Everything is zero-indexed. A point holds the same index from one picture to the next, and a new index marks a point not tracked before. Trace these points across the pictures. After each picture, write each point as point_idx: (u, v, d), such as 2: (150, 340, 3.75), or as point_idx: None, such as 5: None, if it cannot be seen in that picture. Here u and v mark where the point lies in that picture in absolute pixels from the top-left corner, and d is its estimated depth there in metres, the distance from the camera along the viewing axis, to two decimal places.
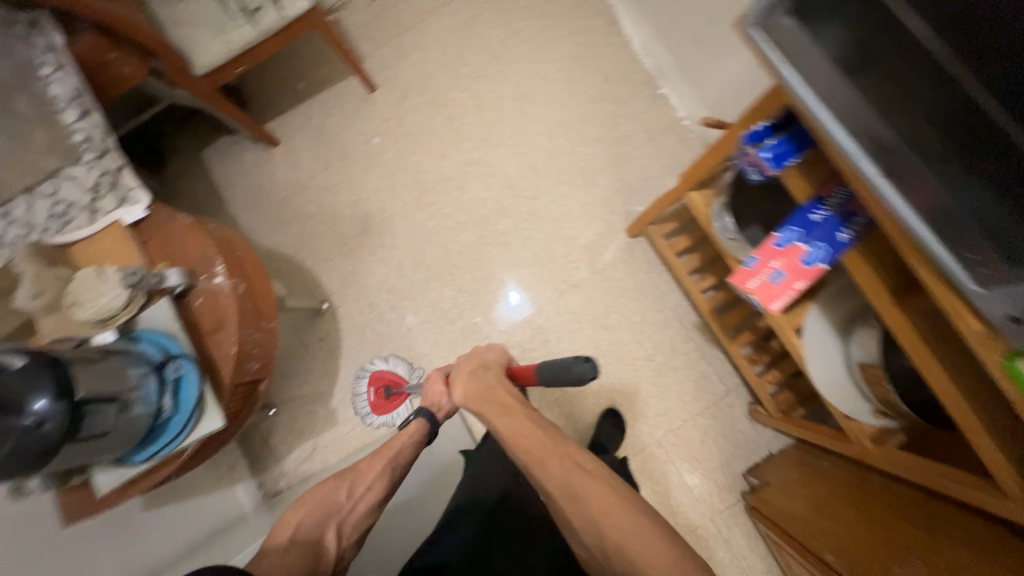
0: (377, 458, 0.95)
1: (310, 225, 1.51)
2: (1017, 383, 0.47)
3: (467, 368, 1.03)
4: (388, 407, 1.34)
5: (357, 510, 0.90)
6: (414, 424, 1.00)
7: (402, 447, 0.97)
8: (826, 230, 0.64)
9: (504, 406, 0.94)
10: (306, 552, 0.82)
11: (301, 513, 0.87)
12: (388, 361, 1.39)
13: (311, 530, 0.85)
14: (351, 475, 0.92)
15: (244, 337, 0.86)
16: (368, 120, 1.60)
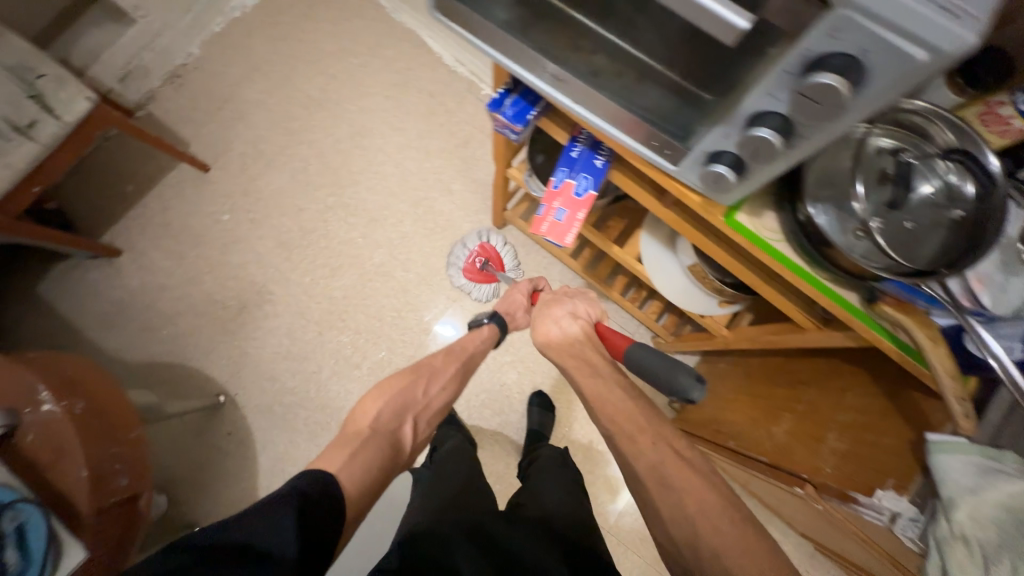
0: (453, 359, 0.90)
1: (183, 322, 1.45)
2: (738, 229, 0.59)
3: (564, 308, 0.86)
4: (481, 279, 1.42)
5: (430, 408, 0.85)
6: (487, 328, 0.97)
7: (474, 347, 0.94)
8: (585, 161, 0.71)
9: (592, 364, 0.78)
10: (384, 440, 0.74)
11: (382, 403, 0.79)
12: (503, 245, 1.45)
13: (391, 421, 0.78)
14: (427, 371, 0.86)
15: (96, 457, 0.81)
16: (211, 199, 1.54)
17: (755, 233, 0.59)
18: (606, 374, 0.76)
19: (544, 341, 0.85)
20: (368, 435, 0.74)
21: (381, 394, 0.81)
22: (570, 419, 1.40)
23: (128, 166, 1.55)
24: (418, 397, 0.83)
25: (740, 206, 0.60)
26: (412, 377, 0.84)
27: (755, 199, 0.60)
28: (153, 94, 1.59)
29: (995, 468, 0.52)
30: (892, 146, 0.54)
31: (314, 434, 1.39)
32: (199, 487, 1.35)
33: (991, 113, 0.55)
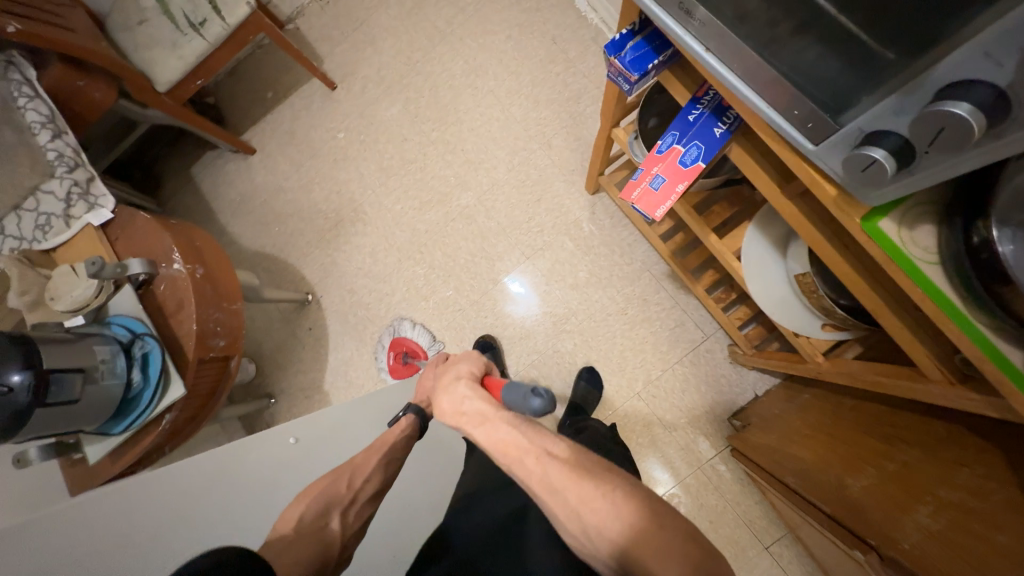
0: (370, 453, 0.76)
1: (291, 223, 1.62)
2: (876, 239, 0.48)
3: (451, 373, 0.73)
4: (405, 372, 1.43)
5: (359, 506, 0.71)
6: (404, 420, 0.81)
7: (393, 443, 0.78)
8: (701, 127, 0.62)
9: (481, 413, 0.65)
10: (307, 546, 0.63)
11: (304, 504, 0.68)
12: (414, 330, 1.47)
13: (315, 521, 0.66)
14: (348, 467, 0.74)
15: (204, 317, 0.96)
16: (332, 116, 1.65)
17: (899, 247, 0.47)
18: (494, 416, 0.63)
19: (440, 415, 0.69)
20: (289, 539, 0.63)
21: (303, 496, 0.70)
22: (617, 404, 1.35)
23: (273, 74, 1.71)
24: (344, 490, 0.70)
25: (888, 211, 0.48)
26: (334, 471, 0.73)
27: (911, 206, 0.48)
28: (303, 9, 1.70)
29: None
30: None
31: (377, 349, 1.51)
32: (280, 366, 1.55)
33: None
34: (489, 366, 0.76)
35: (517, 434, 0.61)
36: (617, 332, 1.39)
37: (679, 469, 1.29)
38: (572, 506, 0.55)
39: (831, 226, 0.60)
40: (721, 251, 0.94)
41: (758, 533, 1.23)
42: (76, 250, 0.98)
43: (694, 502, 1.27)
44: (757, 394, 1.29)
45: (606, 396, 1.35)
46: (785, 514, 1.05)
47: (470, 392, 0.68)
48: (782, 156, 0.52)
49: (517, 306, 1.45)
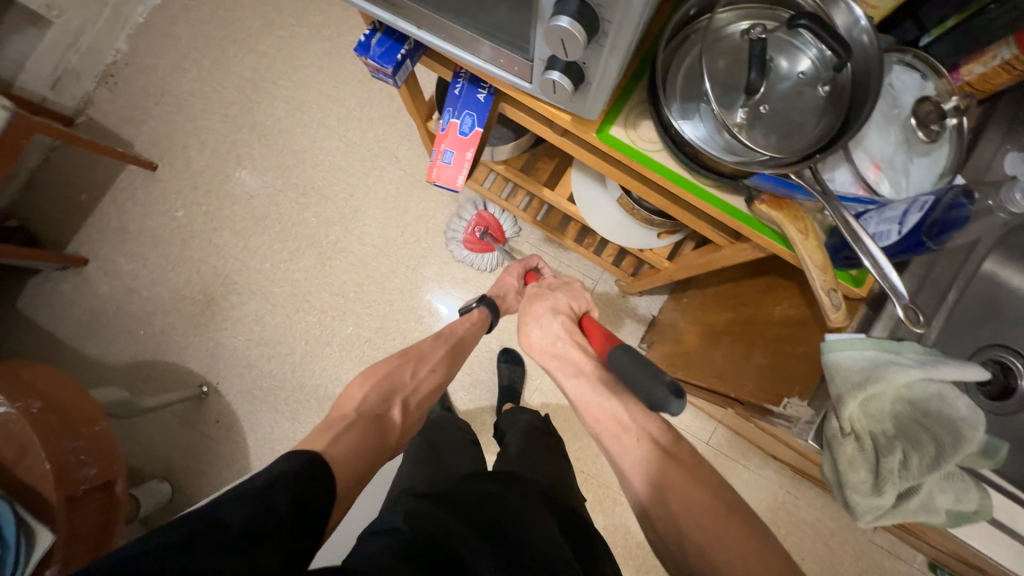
0: (441, 343, 0.85)
1: (158, 320, 1.49)
2: (613, 145, 0.56)
3: (546, 305, 0.77)
4: (479, 247, 1.41)
5: (420, 395, 0.78)
6: (478, 312, 0.92)
7: (464, 333, 0.88)
8: (468, 98, 0.67)
9: (576, 366, 0.68)
10: (371, 429, 0.68)
11: (367, 386, 0.73)
12: (501, 213, 1.43)
13: (378, 405, 0.72)
14: (416, 355, 0.80)
15: (58, 450, 0.86)
16: (165, 196, 1.54)
17: (630, 146, 0.56)
18: (589, 374, 0.66)
19: (528, 346, 0.75)
20: (354, 418, 0.68)
21: (366, 378, 0.74)
22: None
23: (81, 174, 1.55)
24: (406, 379, 0.76)
25: (614, 118, 0.56)
26: (399, 360, 0.78)
27: (630, 108, 0.56)
28: (91, 98, 1.56)
29: (891, 361, 0.50)
30: (753, 25, 0.49)
31: (296, 413, 1.43)
32: (197, 472, 1.42)
33: None
34: (587, 304, 0.79)
35: (603, 399, 0.64)
36: None
37: None
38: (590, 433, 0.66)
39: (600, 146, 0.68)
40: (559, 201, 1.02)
41: (695, 435, 1.35)
42: None
43: None
44: (653, 314, 1.41)
45: None
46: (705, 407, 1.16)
47: (563, 337, 0.71)
48: (522, 100, 0.58)
49: (421, 316, 1.45)
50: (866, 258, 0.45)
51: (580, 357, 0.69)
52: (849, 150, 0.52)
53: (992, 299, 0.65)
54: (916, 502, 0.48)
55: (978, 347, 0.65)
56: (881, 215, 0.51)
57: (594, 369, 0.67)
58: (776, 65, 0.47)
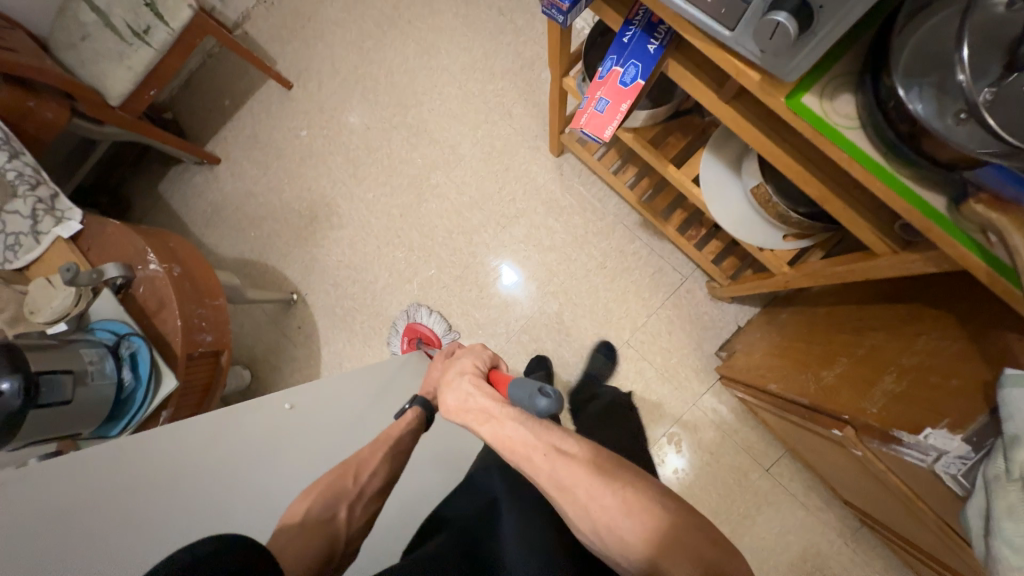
0: (380, 445, 0.77)
1: (266, 227, 1.63)
2: (802, 115, 0.51)
3: (455, 371, 0.80)
4: None
5: (368, 496, 0.72)
6: (411, 412, 0.84)
7: (400, 436, 0.80)
8: (636, 47, 0.64)
9: (486, 411, 0.70)
10: (320, 535, 0.64)
11: (308, 499, 0.68)
12: (431, 318, 1.46)
13: (322, 516, 0.66)
14: (355, 460, 0.74)
15: (187, 313, 0.97)
16: (293, 115, 1.66)
17: (821, 119, 0.50)
18: (499, 413, 0.68)
19: (445, 413, 0.75)
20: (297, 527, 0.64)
21: (308, 491, 0.70)
22: (607, 355, 1.39)
23: (228, 82, 1.71)
24: (350, 483, 0.70)
25: (808, 86, 0.51)
26: (338, 468, 0.72)
27: (830, 78, 0.51)
28: (248, 12, 1.70)
29: None
30: None
31: (367, 337, 1.53)
32: (275, 368, 1.56)
33: None
34: (491, 359, 0.83)
35: (522, 431, 0.65)
36: (600, 286, 1.42)
37: (677, 409, 1.33)
38: (581, 502, 0.59)
39: (766, 121, 0.63)
40: (681, 181, 0.97)
41: (757, 457, 1.28)
42: (49, 265, 0.98)
43: (692, 437, 1.31)
44: (740, 325, 1.33)
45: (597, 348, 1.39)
46: (788, 436, 1.10)
47: (472, 391, 0.73)
48: (706, 52, 0.54)
49: (499, 275, 1.47)
50: None
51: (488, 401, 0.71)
52: None
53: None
54: None
55: None
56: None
57: (501, 409, 0.68)
58: None
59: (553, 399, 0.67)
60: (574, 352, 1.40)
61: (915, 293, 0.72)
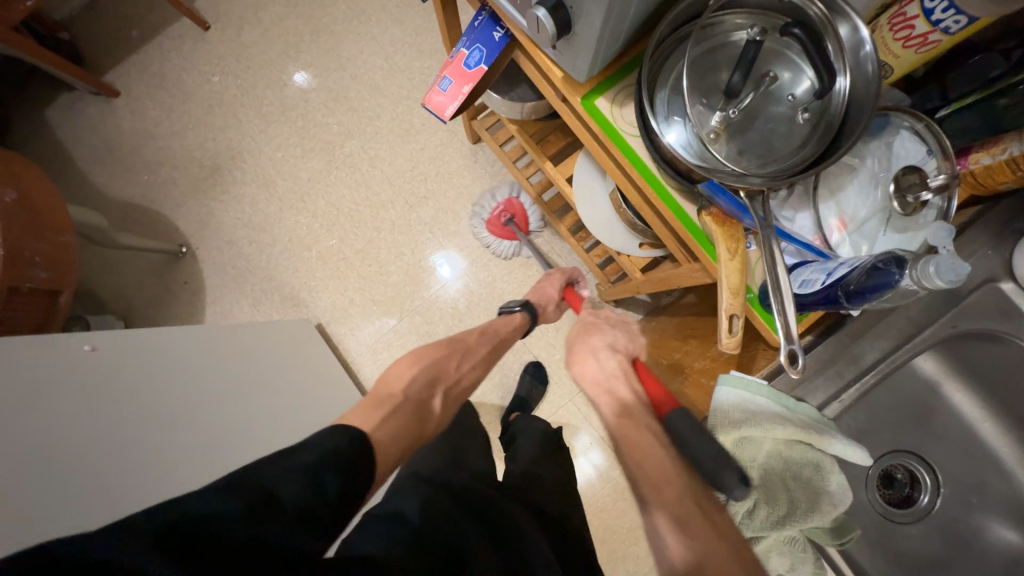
0: (485, 340, 0.83)
1: (163, 172, 1.53)
2: (595, 117, 0.54)
3: (603, 339, 0.65)
4: (502, 234, 1.40)
5: (461, 386, 0.75)
6: (519, 316, 0.91)
7: (506, 334, 0.87)
8: (484, 32, 0.66)
9: (626, 401, 0.55)
10: (411, 408, 0.64)
11: (413, 369, 0.70)
12: (531, 202, 1.41)
13: (422, 389, 0.68)
14: (460, 348, 0.78)
15: (15, 242, 0.89)
16: (205, 58, 1.56)
17: (610, 122, 0.54)
18: (641, 419, 0.52)
19: (578, 378, 0.63)
20: (400, 400, 0.64)
21: (412, 362, 0.71)
22: None
23: (139, 11, 1.58)
24: (453, 370, 0.74)
25: (603, 90, 0.54)
26: (445, 350, 0.75)
27: (624, 86, 0.54)
28: None
29: (778, 413, 0.48)
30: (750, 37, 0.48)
31: (257, 301, 1.47)
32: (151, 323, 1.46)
33: (897, 15, 0.49)
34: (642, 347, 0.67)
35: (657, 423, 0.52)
36: (499, 276, 1.44)
37: None
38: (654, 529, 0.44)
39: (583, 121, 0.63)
40: (559, 180, 1.01)
41: None
42: None
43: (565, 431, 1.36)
44: None
45: None
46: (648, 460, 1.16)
47: (617, 379, 0.59)
48: (525, 45, 0.57)
49: (403, 253, 1.46)
50: (777, 308, 0.43)
51: (633, 393, 0.56)
52: (818, 198, 0.51)
53: (906, 390, 0.64)
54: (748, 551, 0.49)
55: (892, 451, 0.66)
56: (816, 264, 0.46)
57: (646, 413, 0.53)
58: (777, 78, 0.48)
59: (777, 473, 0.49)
60: None
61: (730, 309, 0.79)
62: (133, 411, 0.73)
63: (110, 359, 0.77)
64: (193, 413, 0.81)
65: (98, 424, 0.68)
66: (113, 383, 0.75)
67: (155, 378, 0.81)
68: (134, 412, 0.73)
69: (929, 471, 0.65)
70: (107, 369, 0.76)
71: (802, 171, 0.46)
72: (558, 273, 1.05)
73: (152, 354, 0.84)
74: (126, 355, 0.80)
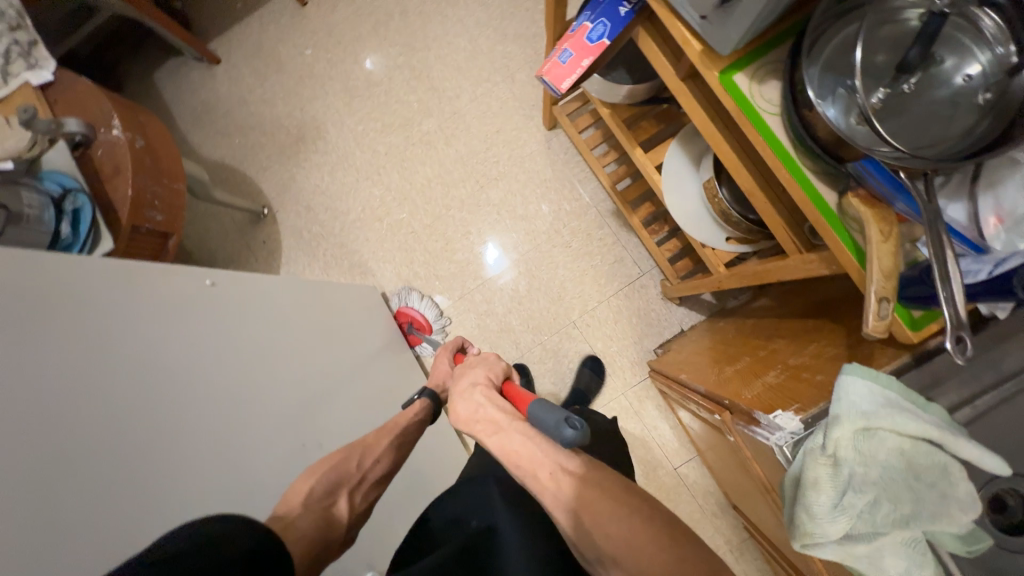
0: (385, 433, 0.77)
1: (252, 137, 1.62)
2: (730, 93, 0.53)
3: (468, 380, 0.69)
4: (405, 342, 1.43)
5: (367, 485, 0.70)
6: (418, 405, 0.84)
7: (406, 425, 0.80)
8: (610, 7, 0.66)
9: (496, 422, 0.59)
10: (318, 522, 0.61)
11: (312, 478, 0.65)
12: (421, 302, 1.44)
13: (323, 498, 0.64)
14: (358, 445, 0.72)
15: (140, 184, 0.98)
16: (300, 32, 1.64)
17: (747, 98, 0.53)
18: (510, 427, 0.58)
19: (453, 418, 0.65)
20: (297, 515, 0.60)
21: (307, 471, 0.67)
22: (553, 331, 1.42)
23: None
24: (354, 468, 0.69)
25: (743, 66, 0.53)
26: (340, 450, 0.70)
27: (764, 63, 0.53)
28: None
29: (907, 408, 0.46)
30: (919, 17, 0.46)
31: (328, 265, 1.54)
32: None
33: None
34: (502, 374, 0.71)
35: (532, 448, 0.54)
36: (561, 263, 1.45)
37: (606, 395, 1.37)
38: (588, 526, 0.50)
39: (709, 99, 0.64)
40: (646, 167, 0.99)
41: (669, 455, 1.33)
42: (11, 106, 0.99)
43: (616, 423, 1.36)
44: (683, 328, 1.36)
45: (544, 322, 1.42)
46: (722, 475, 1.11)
47: (485, 404, 0.62)
48: (661, 17, 0.57)
49: (468, 233, 1.49)
50: (941, 288, 0.41)
51: (504, 413, 0.60)
52: (977, 189, 0.47)
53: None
54: (862, 550, 0.46)
55: None
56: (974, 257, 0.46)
57: (514, 421, 0.58)
58: (939, 64, 0.45)
59: (581, 430, 0.54)
60: (522, 322, 1.43)
61: (828, 311, 0.75)
62: (247, 377, 0.77)
63: (231, 294, 0.85)
64: (290, 373, 0.86)
65: (226, 396, 0.72)
66: (232, 319, 0.82)
67: (249, 334, 0.83)
68: (247, 377, 0.77)
69: None
70: (225, 303, 0.83)
71: (957, 161, 0.43)
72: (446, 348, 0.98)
73: (259, 292, 0.91)
74: (241, 292, 0.88)
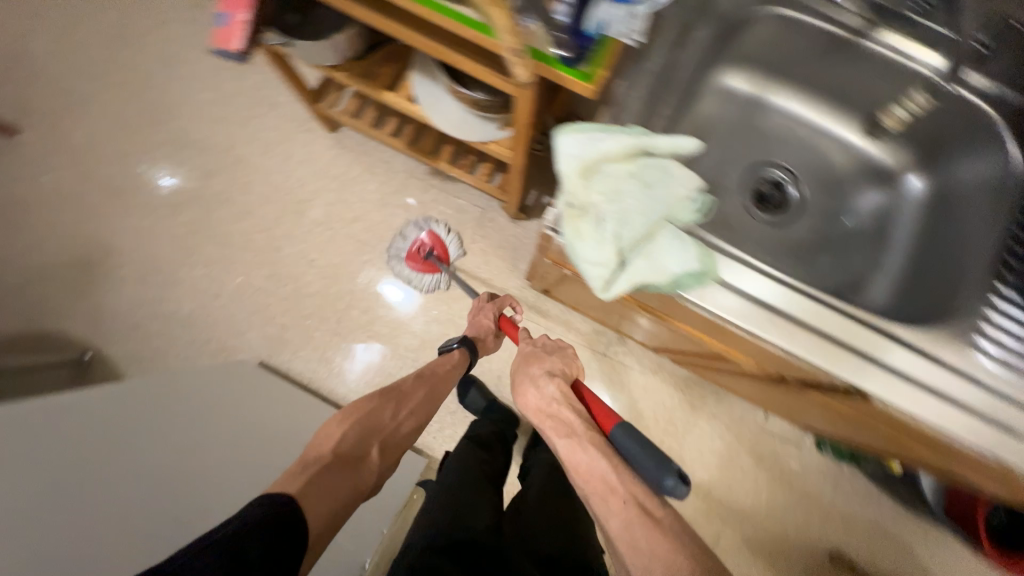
0: (422, 383, 0.82)
1: (29, 290, 1.41)
2: None
3: (543, 368, 0.72)
4: (424, 268, 1.37)
5: (400, 435, 0.76)
6: (458, 353, 0.91)
7: (445, 371, 0.86)
8: None
9: (569, 424, 0.64)
10: (345, 475, 0.65)
11: (344, 425, 0.69)
12: (448, 234, 1.40)
13: (354, 445, 0.68)
14: (393, 395, 0.77)
15: None
16: (29, 162, 1.47)
17: None
18: (583, 434, 0.62)
19: (523, 406, 0.71)
20: (328, 459, 0.64)
21: (342, 418, 0.70)
22: (439, 302, 1.41)
23: None
24: (386, 421, 0.74)
25: None
26: (377, 400, 0.75)
27: None
28: None
29: (610, 135, 0.53)
30: None
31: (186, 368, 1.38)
32: None
33: None
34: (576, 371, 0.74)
35: (603, 466, 0.58)
36: (411, 240, 1.44)
37: None
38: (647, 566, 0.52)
39: None
40: (406, 106, 1.03)
41: (592, 347, 1.39)
42: None
43: None
44: None
45: (426, 299, 1.41)
46: (671, 346, 1.07)
47: (559, 402, 0.66)
48: None
49: (312, 260, 1.43)
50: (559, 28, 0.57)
51: (575, 416, 0.65)
52: None
53: (737, 109, 0.77)
54: (642, 262, 0.51)
55: (752, 162, 0.77)
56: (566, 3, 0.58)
57: (590, 432, 0.62)
58: None
59: (685, 485, 0.58)
60: (407, 310, 1.41)
61: None
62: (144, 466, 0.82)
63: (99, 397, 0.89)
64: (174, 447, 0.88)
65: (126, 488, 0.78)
66: (110, 417, 0.86)
67: (130, 427, 0.86)
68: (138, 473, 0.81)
69: (779, 166, 0.78)
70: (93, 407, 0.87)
71: None
72: (487, 302, 1.03)
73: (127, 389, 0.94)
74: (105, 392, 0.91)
